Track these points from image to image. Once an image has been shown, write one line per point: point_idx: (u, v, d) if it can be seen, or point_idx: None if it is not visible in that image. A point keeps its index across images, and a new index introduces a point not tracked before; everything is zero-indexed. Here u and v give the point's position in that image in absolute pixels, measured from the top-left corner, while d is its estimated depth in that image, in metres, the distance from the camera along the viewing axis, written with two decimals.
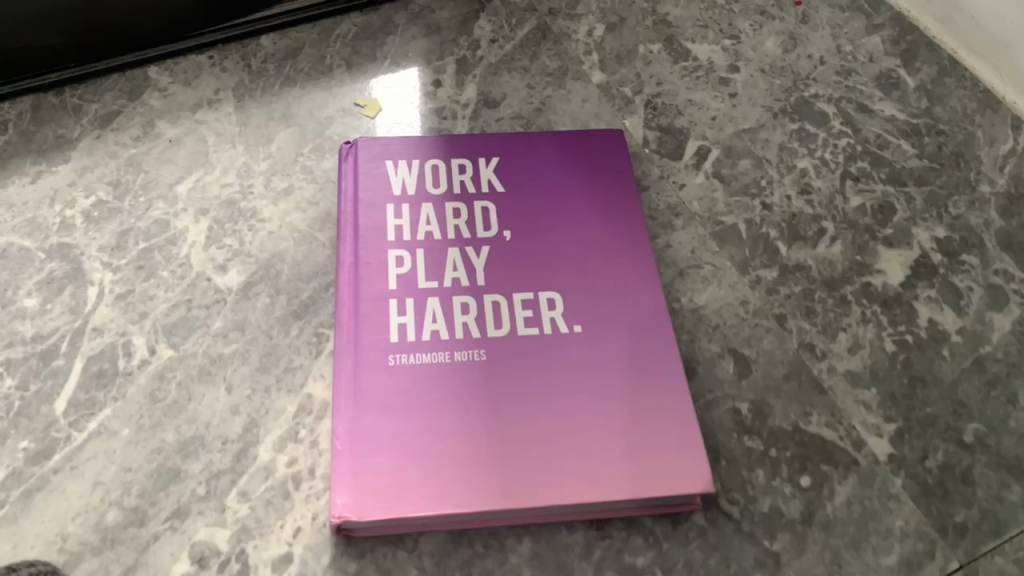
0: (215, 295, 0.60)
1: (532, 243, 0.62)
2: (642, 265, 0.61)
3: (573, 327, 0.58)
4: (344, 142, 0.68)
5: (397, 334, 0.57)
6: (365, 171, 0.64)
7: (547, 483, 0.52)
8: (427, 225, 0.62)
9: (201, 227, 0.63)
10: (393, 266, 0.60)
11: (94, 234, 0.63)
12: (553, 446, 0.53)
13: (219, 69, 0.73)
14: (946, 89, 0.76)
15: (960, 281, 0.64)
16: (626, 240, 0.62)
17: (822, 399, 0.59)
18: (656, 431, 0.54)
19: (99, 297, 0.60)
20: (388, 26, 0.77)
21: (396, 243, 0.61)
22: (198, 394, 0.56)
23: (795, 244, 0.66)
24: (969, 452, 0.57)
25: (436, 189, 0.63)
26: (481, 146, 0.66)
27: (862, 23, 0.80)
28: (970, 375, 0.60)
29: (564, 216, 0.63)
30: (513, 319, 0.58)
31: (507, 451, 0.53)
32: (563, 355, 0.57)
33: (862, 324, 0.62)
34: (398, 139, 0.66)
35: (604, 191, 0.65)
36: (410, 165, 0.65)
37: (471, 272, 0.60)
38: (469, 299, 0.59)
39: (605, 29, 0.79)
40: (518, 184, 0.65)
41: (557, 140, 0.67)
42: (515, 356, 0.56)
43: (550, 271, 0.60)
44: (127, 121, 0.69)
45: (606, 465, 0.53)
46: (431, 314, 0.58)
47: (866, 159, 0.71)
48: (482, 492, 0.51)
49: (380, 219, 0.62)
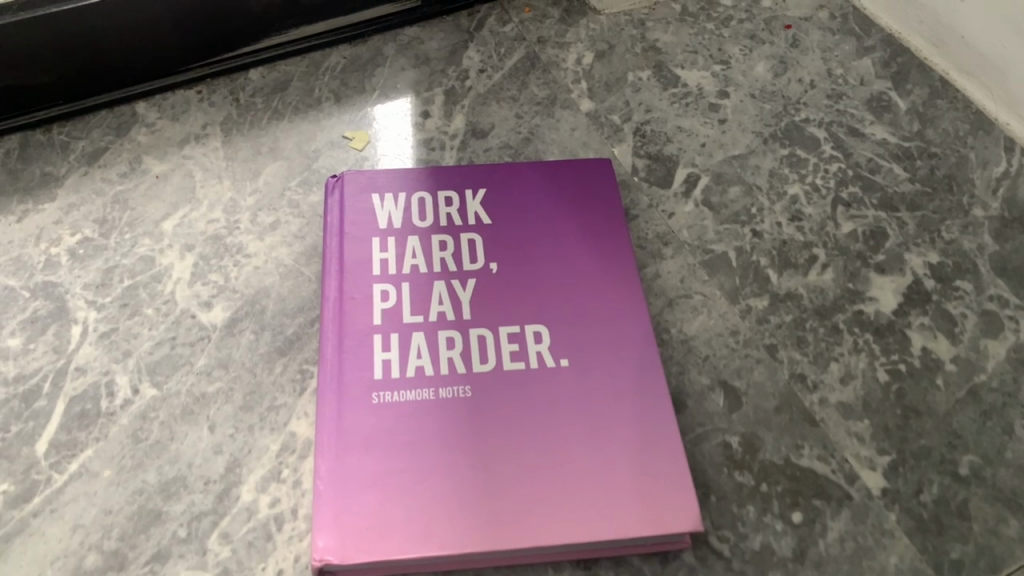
0: (199, 332, 0.60)
1: (519, 276, 0.61)
2: (630, 296, 0.61)
3: (560, 361, 0.57)
4: (331, 176, 0.67)
5: (382, 371, 0.56)
6: (351, 204, 0.64)
7: (531, 522, 0.51)
8: (413, 259, 0.61)
9: (187, 263, 0.63)
10: (378, 301, 0.59)
11: (79, 273, 0.63)
12: (539, 483, 0.53)
13: (207, 104, 0.73)
14: (939, 111, 0.75)
15: (954, 307, 0.64)
16: (613, 271, 0.62)
17: (814, 431, 0.58)
18: (644, 468, 0.53)
19: (82, 336, 0.59)
20: (377, 57, 0.77)
21: (381, 277, 0.60)
22: (181, 433, 0.55)
23: (786, 272, 0.66)
24: (964, 484, 0.56)
25: (422, 221, 0.63)
26: (469, 177, 0.66)
27: (852, 45, 0.80)
28: (965, 405, 0.59)
29: (550, 247, 0.63)
30: (499, 353, 0.57)
31: (492, 489, 0.52)
32: (550, 390, 0.56)
33: (854, 353, 0.61)
34: (385, 171, 0.66)
35: (594, 222, 0.64)
36: (396, 198, 0.64)
37: (457, 306, 0.59)
38: (454, 333, 0.58)
39: (594, 56, 0.79)
40: (505, 215, 0.64)
41: (545, 169, 0.67)
42: (502, 391, 0.56)
43: (536, 304, 0.60)
44: (114, 157, 0.69)
45: (593, 504, 0.52)
46: (416, 349, 0.57)
47: (857, 184, 0.71)
48: (467, 532, 0.51)
49: (365, 253, 0.61)
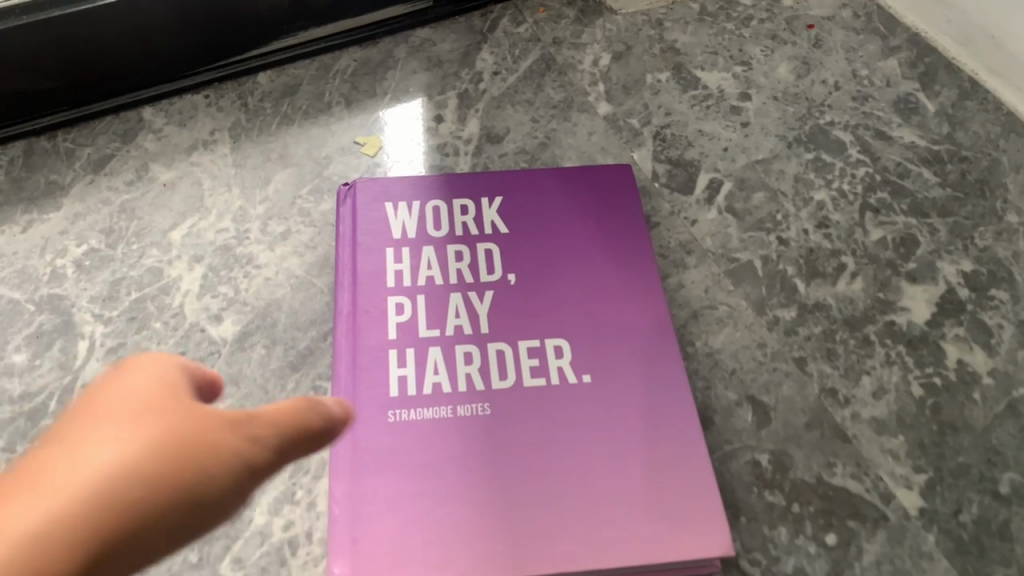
0: (210, 346, 0.58)
1: (538, 287, 0.59)
2: (653, 308, 0.58)
3: (582, 376, 0.55)
4: (343, 183, 0.65)
5: (397, 388, 0.54)
6: (363, 213, 0.62)
7: (557, 545, 0.49)
8: (428, 270, 0.59)
9: (196, 275, 0.61)
10: (393, 314, 0.57)
11: (86, 285, 0.61)
12: (561, 507, 0.51)
13: (215, 109, 0.71)
14: (969, 112, 0.73)
15: (989, 318, 0.62)
16: (636, 282, 0.60)
17: (846, 448, 0.56)
18: (671, 489, 0.51)
19: (89, 352, 0.58)
20: (388, 60, 0.75)
21: (395, 289, 0.58)
22: None
23: (814, 281, 0.63)
24: (1005, 504, 0.54)
25: (437, 231, 0.61)
26: (484, 184, 0.64)
27: (877, 45, 0.78)
28: (1003, 420, 0.57)
29: (570, 257, 0.61)
30: (518, 368, 0.55)
31: (512, 512, 0.50)
32: (572, 407, 0.54)
33: (886, 366, 0.59)
34: (398, 178, 0.64)
35: (613, 231, 0.62)
36: (410, 206, 0.62)
37: (474, 319, 0.57)
38: (472, 348, 0.56)
39: (611, 58, 0.77)
40: (523, 223, 0.62)
41: (564, 175, 0.65)
42: (522, 408, 0.54)
43: (556, 317, 0.58)
44: (121, 165, 0.68)
45: (618, 528, 0.50)
46: (433, 365, 0.55)
47: (886, 190, 0.69)
48: (491, 557, 0.49)
49: (379, 264, 0.59)
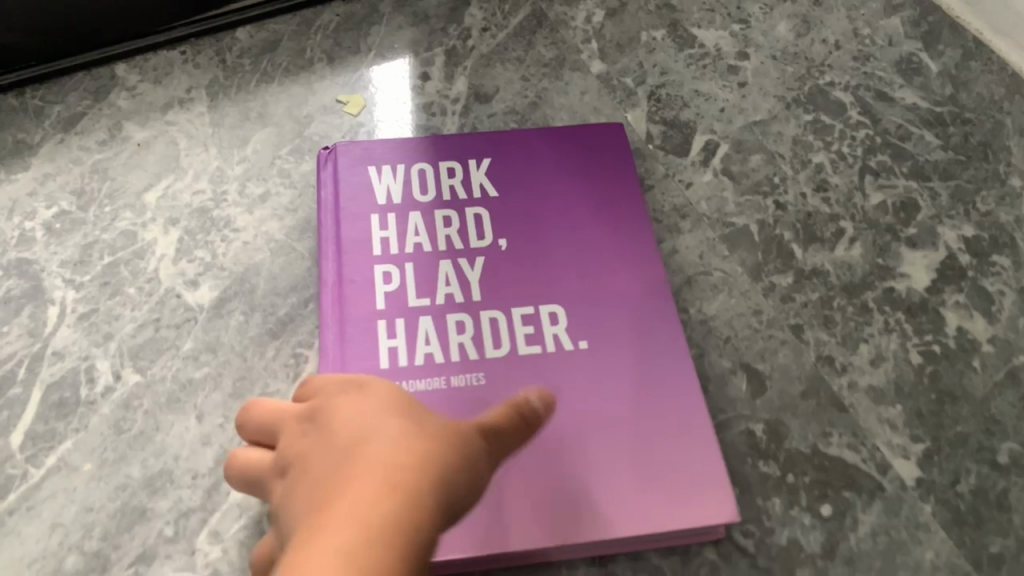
0: (186, 313, 0.56)
1: (532, 251, 0.57)
2: (651, 271, 0.57)
3: (578, 343, 0.54)
4: (324, 147, 0.63)
5: (387, 359, 0.52)
6: (346, 178, 0.59)
7: (572, 516, 0.48)
8: (416, 236, 0.57)
9: (171, 239, 0.59)
10: (381, 283, 0.55)
11: (56, 249, 0.58)
12: (560, 477, 0.49)
13: (192, 66, 0.68)
14: (972, 74, 0.71)
15: (990, 284, 0.60)
16: (632, 245, 0.58)
17: (843, 417, 0.54)
18: (676, 457, 0.50)
19: (60, 318, 0.55)
20: (373, 15, 0.72)
21: (382, 257, 0.56)
22: (166, 423, 0.52)
23: (812, 246, 0.61)
24: (1004, 474, 0.53)
25: (424, 195, 0.59)
26: (470, 146, 0.61)
27: (880, 3, 0.75)
28: (1003, 389, 0.56)
29: (562, 221, 0.59)
30: (512, 336, 0.54)
31: (510, 484, 0.49)
32: (568, 375, 0.53)
33: (885, 334, 0.58)
34: (381, 141, 0.61)
35: (606, 193, 0.60)
36: (394, 170, 0.60)
37: (466, 287, 0.55)
38: (464, 317, 0.54)
39: (605, 14, 0.74)
40: (513, 187, 0.60)
41: (556, 137, 0.62)
42: (517, 377, 0.52)
43: (553, 282, 0.56)
44: (93, 124, 0.65)
45: (619, 499, 0.49)
46: (424, 335, 0.53)
47: (886, 153, 0.66)
48: (506, 528, 0.47)
49: (364, 231, 0.57)
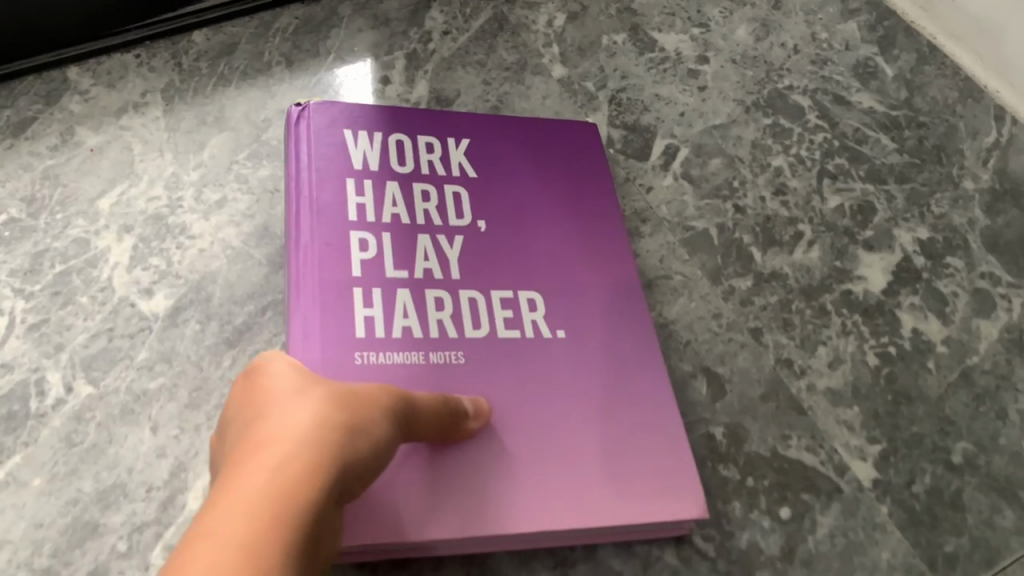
0: (140, 322, 0.55)
1: (510, 236, 0.57)
2: (625, 265, 0.58)
3: (557, 332, 0.54)
4: (294, 104, 0.60)
5: (365, 329, 0.50)
6: (323, 140, 0.57)
7: (520, 505, 0.47)
8: (393, 208, 0.56)
9: (125, 247, 0.58)
10: (357, 250, 0.53)
11: (5, 258, 0.57)
12: (539, 461, 0.49)
13: (147, 70, 0.67)
14: (927, 78, 0.72)
15: (945, 286, 0.61)
16: (608, 237, 0.59)
17: (801, 420, 0.55)
18: (647, 449, 0.51)
19: (9, 329, 0.54)
20: (332, 18, 0.71)
21: (359, 224, 0.54)
22: (120, 435, 0.50)
23: (770, 249, 0.62)
24: (958, 474, 0.54)
25: (401, 167, 0.58)
26: (450, 125, 0.61)
27: (837, 8, 0.76)
28: (957, 389, 0.57)
29: (539, 207, 0.59)
30: (491, 319, 0.53)
31: (488, 466, 0.48)
32: (547, 361, 0.53)
33: (842, 336, 0.58)
34: (359, 107, 0.60)
35: (583, 186, 0.61)
36: (372, 138, 0.59)
37: (444, 264, 0.55)
38: (443, 294, 0.53)
39: (566, 18, 0.74)
40: (492, 170, 0.60)
41: (535, 123, 0.63)
42: (495, 359, 0.52)
43: (531, 268, 0.56)
44: (44, 129, 0.63)
45: (596, 485, 0.49)
46: (402, 307, 0.52)
47: (844, 156, 0.67)
48: (433, 515, 0.46)
49: (339, 195, 0.55)
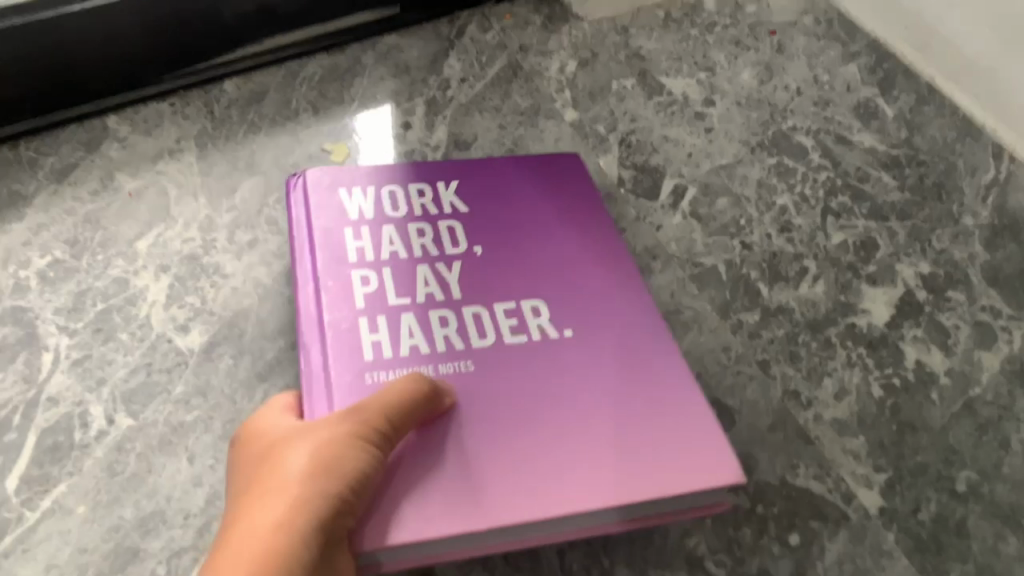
0: (177, 357, 0.58)
1: (509, 255, 0.59)
2: (620, 271, 0.60)
3: (563, 332, 0.55)
4: (291, 174, 0.63)
5: (372, 353, 0.52)
6: (316, 199, 0.60)
7: (535, 495, 0.47)
8: (392, 246, 0.58)
9: (162, 285, 0.61)
10: (359, 286, 0.55)
11: (50, 297, 0.60)
12: (567, 447, 0.49)
13: (181, 117, 0.71)
14: (926, 118, 0.75)
15: (947, 319, 0.63)
16: (602, 250, 0.61)
17: (809, 449, 0.57)
18: (666, 429, 0.51)
19: (54, 364, 0.57)
20: (356, 67, 0.75)
21: (359, 263, 0.57)
22: (159, 465, 0.53)
23: (777, 284, 0.65)
24: (963, 501, 0.55)
25: (395, 212, 0.60)
26: (438, 173, 0.63)
27: (838, 51, 0.80)
28: (961, 419, 0.59)
29: (537, 227, 0.61)
30: (498, 328, 0.55)
31: (518, 460, 0.49)
32: (556, 358, 0.54)
33: (848, 368, 0.60)
34: (347, 169, 0.62)
35: (575, 211, 0.63)
36: (364, 192, 0.61)
37: (446, 287, 0.57)
38: (448, 313, 0.55)
39: (578, 65, 0.77)
40: (483, 204, 0.62)
41: (525, 164, 0.65)
42: (504, 362, 0.53)
43: (534, 280, 0.58)
44: (86, 175, 0.67)
45: (628, 464, 0.49)
46: (408, 330, 0.54)
47: (847, 194, 0.70)
48: (468, 505, 0.46)
49: (338, 242, 0.57)
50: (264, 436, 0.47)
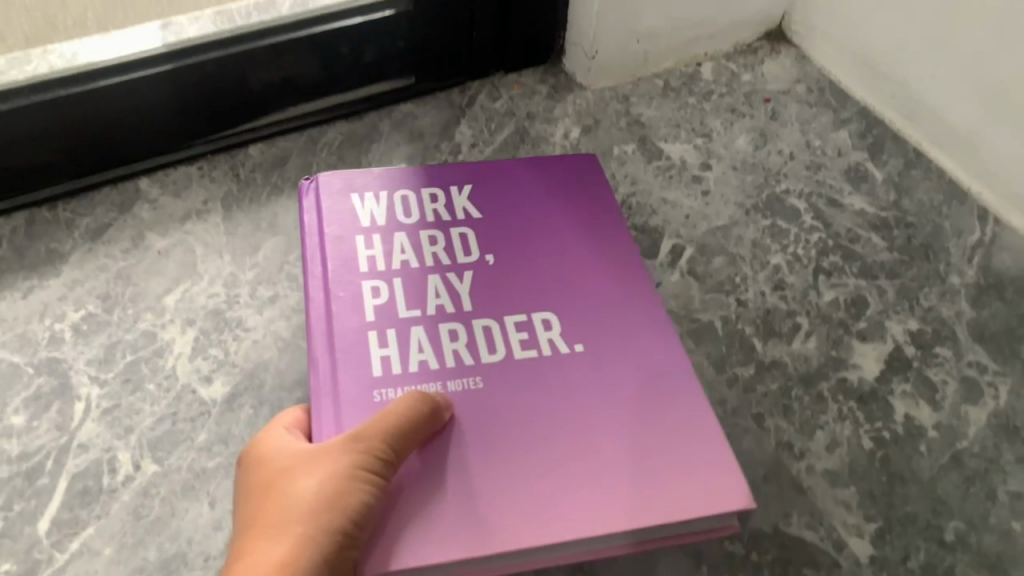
0: (200, 407, 0.61)
1: (522, 268, 0.63)
2: (632, 287, 0.63)
3: (575, 347, 0.59)
4: (306, 179, 0.69)
5: (382, 367, 0.56)
6: (330, 207, 0.65)
7: (551, 513, 0.51)
8: (404, 256, 0.63)
9: (188, 338, 0.65)
10: (371, 297, 0.60)
11: (83, 349, 0.64)
12: (582, 466, 0.53)
13: (208, 180, 0.76)
14: (914, 181, 0.79)
15: (934, 374, 0.66)
16: (612, 263, 0.65)
17: (801, 498, 0.59)
18: (669, 450, 0.55)
19: (85, 413, 0.60)
20: (373, 133, 0.80)
21: (371, 274, 0.62)
22: (181, 509, 0.56)
23: (770, 340, 0.68)
24: (950, 550, 0.57)
25: (409, 220, 0.65)
26: (453, 179, 0.69)
27: (830, 117, 0.85)
28: (948, 471, 0.61)
29: (551, 244, 0.65)
30: (509, 342, 0.59)
31: (538, 477, 0.52)
32: (569, 373, 0.58)
33: (839, 421, 0.63)
34: (361, 175, 0.68)
35: (587, 224, 0.67)
36: (378, 199, 0.66)
37: (457, 299, 0.61)
38: (457, 326, 0.59)
39: (581, 131, 0.82)
40: (498, 215, 0.67)
41: (537, 172, 0.70)
42: (519, 376, 0.57)
43: (547, 294, 0.62)
44: (118, 234, 0.71)
45: (640, 483, 0.53)
46: (418, 344, 0.58)
47: (838, 254, 0.74)
48: (493, 526, 0.50)
49: (352, 252, 0.63)
50: (270, 458, 0.51)
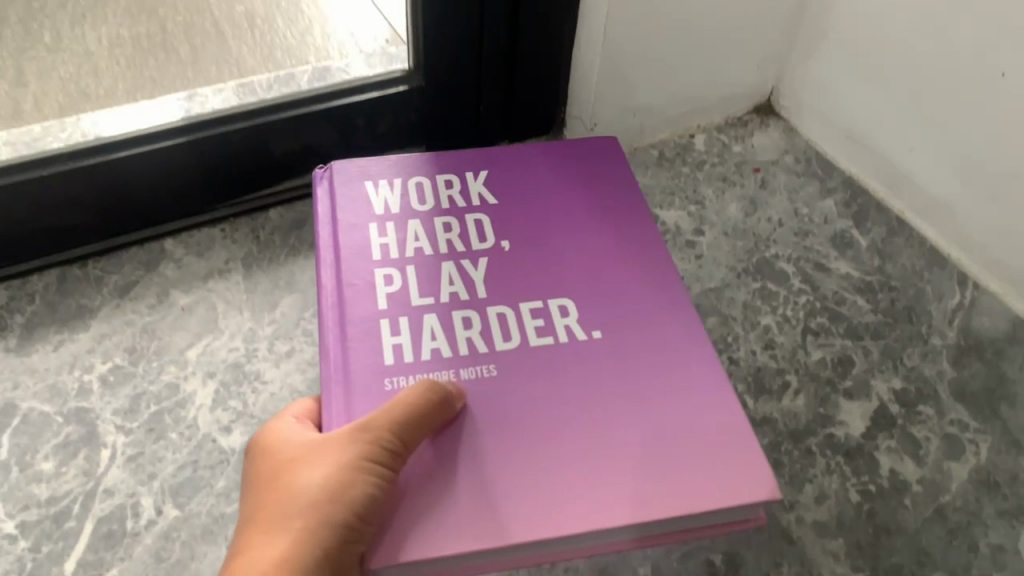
0: (220, 455, 0.64)
1: (540, 259, 0.65)
2: (649, 275, 0.65)
3: (593, 334, 0.60)
4: (321, 167, 0.71)
5: (394, 355, 0.58)
6: (342, 194, 0.67)
7: (576, 500, 0.52)
8: (417, 242, 0.65)
9: (209, 390, 0.68)
10: (383, 285, 0.62)
11: (109, 399, 0.67)
12: (604, 453, 0.54)
13: (230, 241, 0.81)
14: (897, 247, 0.84)
15: (918, 431, 0.69)
16: (628, 252, 0.66)
17: (791, 548, 0.62)
18: (690, 439, 0.55)
19: (111, 460, 0.64)
20: None
21: (384, 262, 0.63)
22: (200, 552, 0.59)
23: (761, 397, 0.71)
24: None
25: (423, 207, 0.67)
26: (468, 167, 0.71)
27: (816, 187, 0.90)
28: (932, 523, 0.64)
29: (569, 236, 0.67)
30: (523, 329, 0.60)
31: (560, 465, 0.53)
32: (589, 361, 0.59)
33: (827, 475, 0.66)
34: (373, 162, 0.70)
35: (603, 214, 0.69)
36: (392, 185, 0.69)
37: (469, 286, 0.63)
38: (470, 313, 0.61)
39: None
40: (515, 206, 0.68)
41: (549, 160, 0.72)
42: (539, 363, 0.58)
43: (566, 285, 0.63)
44: (144, 290, 0.76)
45: (663, 471, 0.53)
46: (430, 331, 0.59)
47: (825, 315, 0.78)
48: (518, 512, 0.51)
49: (365, 241, 0.64)
50: (277, 452, 0.52)
